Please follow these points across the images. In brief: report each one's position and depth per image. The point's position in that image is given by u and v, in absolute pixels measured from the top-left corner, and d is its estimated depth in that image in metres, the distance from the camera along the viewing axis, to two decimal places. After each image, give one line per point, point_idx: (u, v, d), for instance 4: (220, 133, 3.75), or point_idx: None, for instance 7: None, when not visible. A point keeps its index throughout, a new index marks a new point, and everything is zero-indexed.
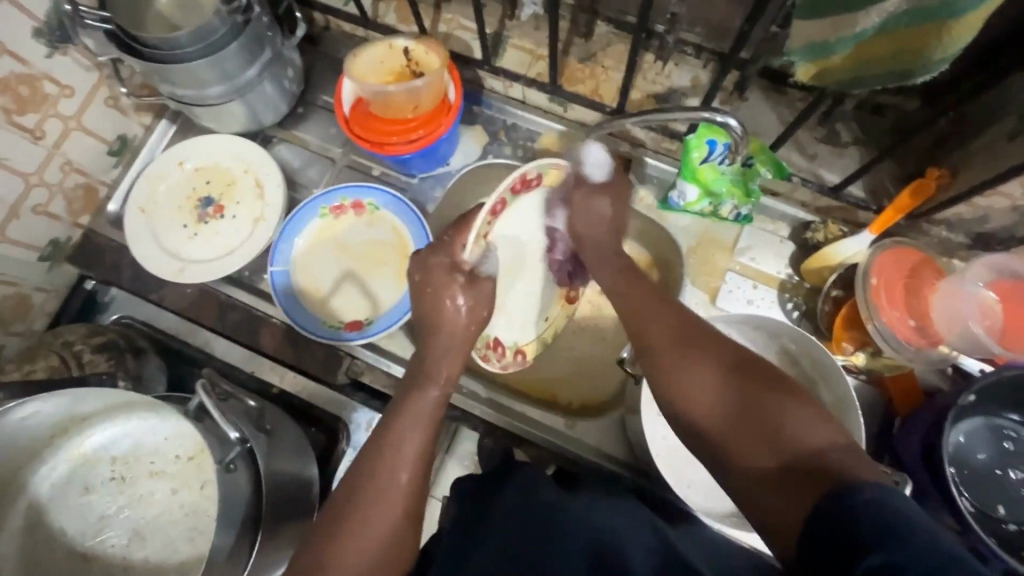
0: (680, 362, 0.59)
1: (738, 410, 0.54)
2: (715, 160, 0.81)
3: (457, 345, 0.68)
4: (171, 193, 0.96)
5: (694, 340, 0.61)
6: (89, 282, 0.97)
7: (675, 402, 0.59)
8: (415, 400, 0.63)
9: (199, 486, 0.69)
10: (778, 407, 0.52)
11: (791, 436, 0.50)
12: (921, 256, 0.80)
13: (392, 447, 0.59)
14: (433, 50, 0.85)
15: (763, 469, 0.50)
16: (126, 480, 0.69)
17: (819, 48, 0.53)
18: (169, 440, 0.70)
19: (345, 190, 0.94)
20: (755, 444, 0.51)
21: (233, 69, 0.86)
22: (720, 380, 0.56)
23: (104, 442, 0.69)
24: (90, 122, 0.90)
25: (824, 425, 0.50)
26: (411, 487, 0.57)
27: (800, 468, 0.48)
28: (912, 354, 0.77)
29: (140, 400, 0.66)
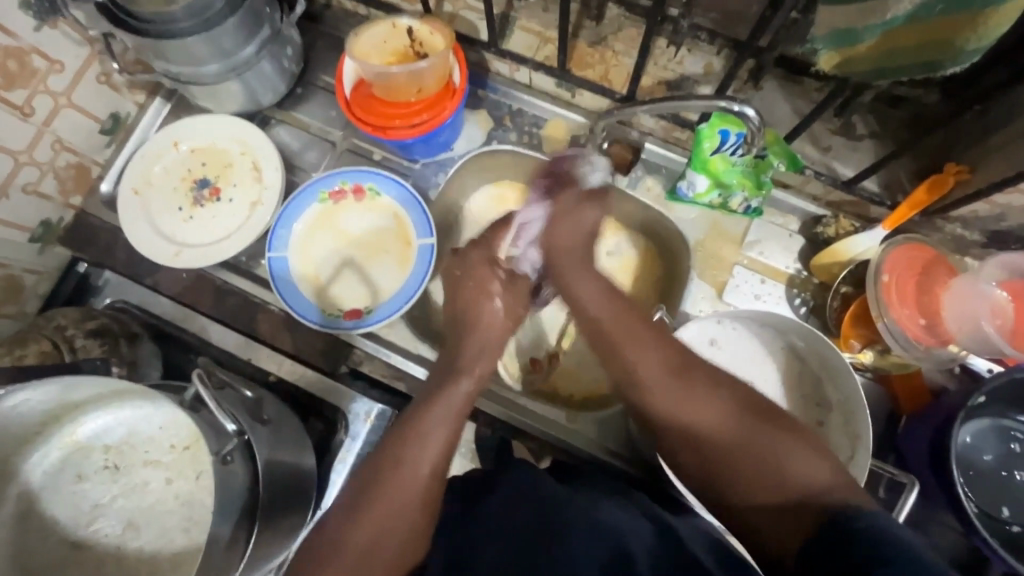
0: (682, 398, 0.60)
1: (744, 446, 0.56)
2: (727, 150, 0.79)
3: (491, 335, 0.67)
4: (165, 174, 0.94)
5: (690, 366, 0.62)
6: (81, 264, 0.94)
7: (678, 429, 0.60)
8: (447, 392, 0.62)
9: (195, 475, 0.68)
10: (779, 442, 0.55)
11: (794, 475, 0.53)
12: (934, 253, 0.79)
13: (420, 439, 0.59)
14: (438, 31, 0.81)
15: (767, 507, 0.53)
16: (120, 468, 0.68)
17: (845, 36, 0.51)
18: (165, 428, 0.68)
19: (346, 174, 0.91)
20: (760, 480, 0.54)
21: (230, 47, 0.83)
22: (722, 411, 0.58)
23: (98, 429, 0.68)
24: (81, 99, 0.87)
25: (821, 461, 0.54)
26: (431, 482, 0.57)
27: (803, 506, 0.51)
28: (921, 353, 0.76)
29: (134, 388, 0.65)
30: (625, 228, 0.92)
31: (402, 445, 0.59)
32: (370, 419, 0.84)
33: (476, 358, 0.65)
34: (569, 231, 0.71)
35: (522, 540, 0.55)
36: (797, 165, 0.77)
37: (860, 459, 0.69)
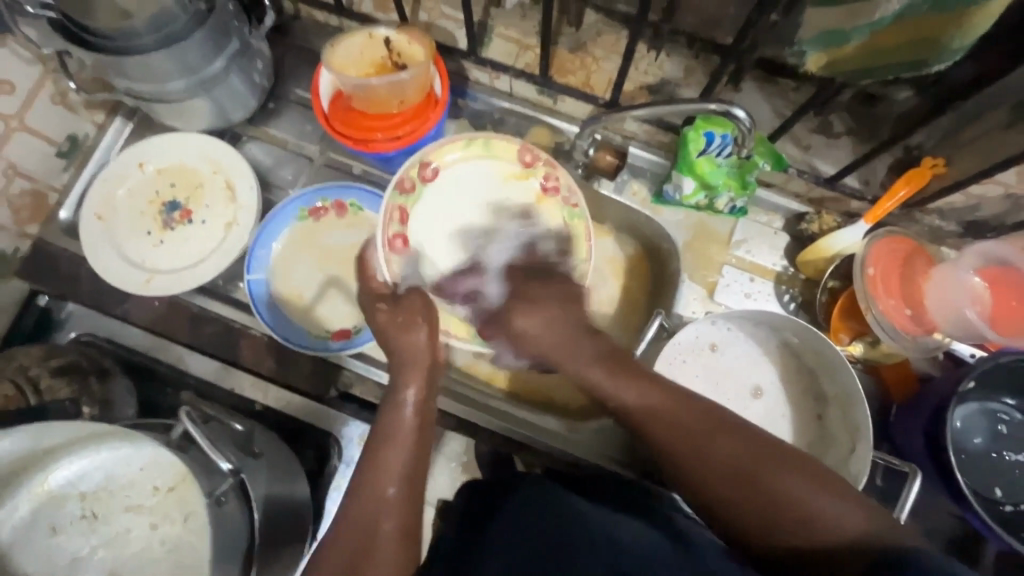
0: (687, 453, 0.54)
1: (758, 488, 0.51)
2: (713, 152, 0.79)
3: (420, 366, 0.64)
4: (131, 198, 0.89)
5: (692, 417, 0.55)
6: (41, 298, 0.88)
7: (687, 482, 0.55)
8: (394, 403, 0.61)
9: (182, 518, 0.63)
10: (801, 486, 0.50)
11: (820, 521, 0.48)
12: (914, 244, 0.81)
13: (379, 468, 0.56)
14: (417, 40, 0.79)
15: (788, 558, 0.49)
16: (98, 516, 0.63)
17: (834, 36, 0.52)
18: (145, 470, 0.64)
19: (325, 190, 0.88)
20: (779, 534, 0.49)
21: (196, 62, 0.79)
22: (729, 457, 0.53)
23: (70, 477, 0.62)
24: (35, 121, 0.82)
25: (850, 502, 0.48)
26: (400, 503, 0.54)
27: (829, 556, 0.47)
28: (907, 342, 0.78)
29: (112, 428, 0.61)
30: (611, 234, 0.91)
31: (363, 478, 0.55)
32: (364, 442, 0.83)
33: (419, 395, 0.62)
34: (535, 323, 0.64)
35: (536, 538, 0.53)
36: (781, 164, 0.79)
37: (863, 450, 0.70)
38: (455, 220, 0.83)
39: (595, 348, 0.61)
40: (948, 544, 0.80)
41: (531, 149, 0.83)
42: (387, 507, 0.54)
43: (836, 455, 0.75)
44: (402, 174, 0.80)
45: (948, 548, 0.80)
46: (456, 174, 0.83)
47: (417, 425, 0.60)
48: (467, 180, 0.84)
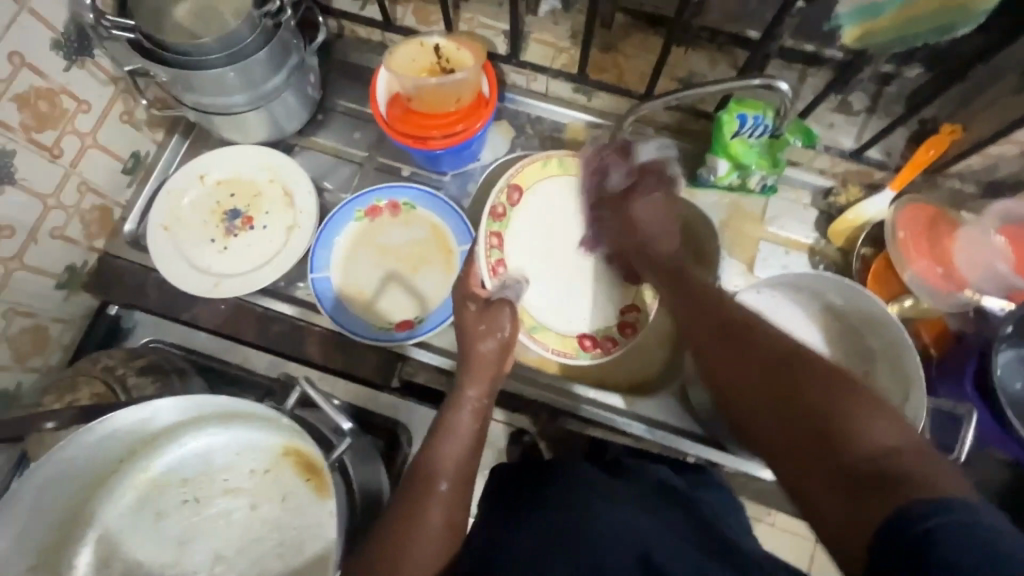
0: (734, 362, 0.57)
1: (784, 382, 0.52)
2: (746, 133, 0.86)
3: (485, 370, 0.71)
4: (195, 209, 0.93)
5: (739, 334, 0.59)
6: (110, 308, 0.92)
7: (726, 389, 0.57)
8: (456, 403, 0.68)
9: (280, 498, 0.66)
10: (834, 400, 0.47)
11: (848, 434, 0.45)
12: (936, 210, 0.86)
13: (443, 460, 0.62)
14: (465, 46, 0.86)
15: (804, 470, 0.46)
16: (201, 500, 0.65)
17: (868, 10, 0.59)
18: (241, 454, 0.66)
19: (380, 191, 0.93)
20: (791, 418, 0.49)
21: (260, 76, 0.84)
22: (767, 369, 0.54)
23: (171, 464, 0.65)
24: (106, 139, 0.86)
25: (886, 423, 0.45)
26: (451, 496, 0.59)
27: (831, 442, 0.46)
28: (941, 298, 0.84)
29: (213, 413, 0.64)
30: None
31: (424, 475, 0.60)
32: None
33: (482, 396, 0.69)
34: (661, 221, 0.83)
35: (550, 532, 0.53)
36: (814, 138, 0.83)
37: (915, 399, 0.75)
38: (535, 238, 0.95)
39: (670, 282, 0.75)
40: (998, 488, 0.84)
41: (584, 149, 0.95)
42: (442, 500, 0.58)
43: (890, 406, 0.79)
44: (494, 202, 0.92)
45: (998, 493, 0.84)
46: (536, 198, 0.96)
47: (473, 420, 0.67)
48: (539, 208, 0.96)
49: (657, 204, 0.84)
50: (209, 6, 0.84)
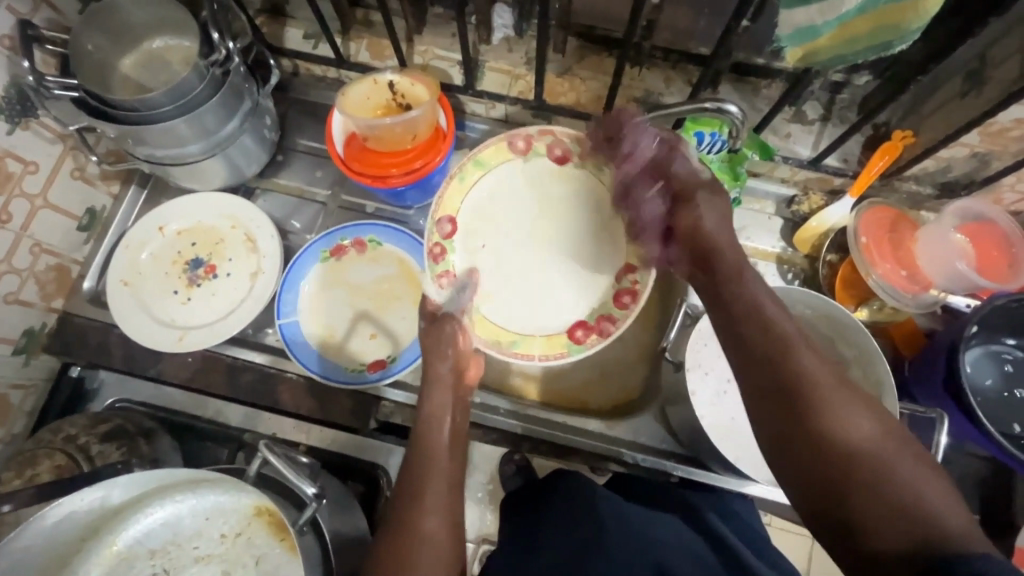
0: (823, 395, 0.51)
1: (870, 444, 0.48)
2: (705, 150, 0.86)
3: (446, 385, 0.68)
4: (156, 262, 0.91)
5: (835, 378, 0.53)
6: (73, 369, 0.89)
7: (800, 407, 0.51)
8: (432, 415, 0.66)
9: (253, 562, 0.64)
10: (905, 459, 0.47)
11: (913, 490, 0.45)
12: (898, 212, 0.88)
13: (428, 480, 0.59)
14: (419, 80, 0.85)
15: (853, 501, 0.46)
16: (170, 571, 0.64)
17: (806, 31, 0.59)
18: (211, 519, 0.64)
19: (344, 230, 0.92)
20: (843, 462, 0.48)
21: (213, 125, 0.83)
22: (856, 414, 0.49)
23: (138, 536, 0.64)
24: (57, 198, 0.84)
25: (942, 484, 0.46)
26: (445, 504, 0.58)
27: (875, 484, 0.46)
28: (909, 301, 0.84)
29: (176, 480, 0.62)
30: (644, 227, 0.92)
31: (414, 498, 0.58)
32: None
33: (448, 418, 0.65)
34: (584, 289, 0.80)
35: (578, 539, 0.60)
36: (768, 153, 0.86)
37: (887, 405, 0.75)
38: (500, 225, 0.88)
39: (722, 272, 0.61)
40: (979, 485, 0.84)
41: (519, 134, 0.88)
42: (434, 509, 0.57)
43: None
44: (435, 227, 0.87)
45: (980, 491, 0.84)
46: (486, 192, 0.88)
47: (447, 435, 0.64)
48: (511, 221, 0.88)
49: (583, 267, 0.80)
50: (158, 57, 0.84)
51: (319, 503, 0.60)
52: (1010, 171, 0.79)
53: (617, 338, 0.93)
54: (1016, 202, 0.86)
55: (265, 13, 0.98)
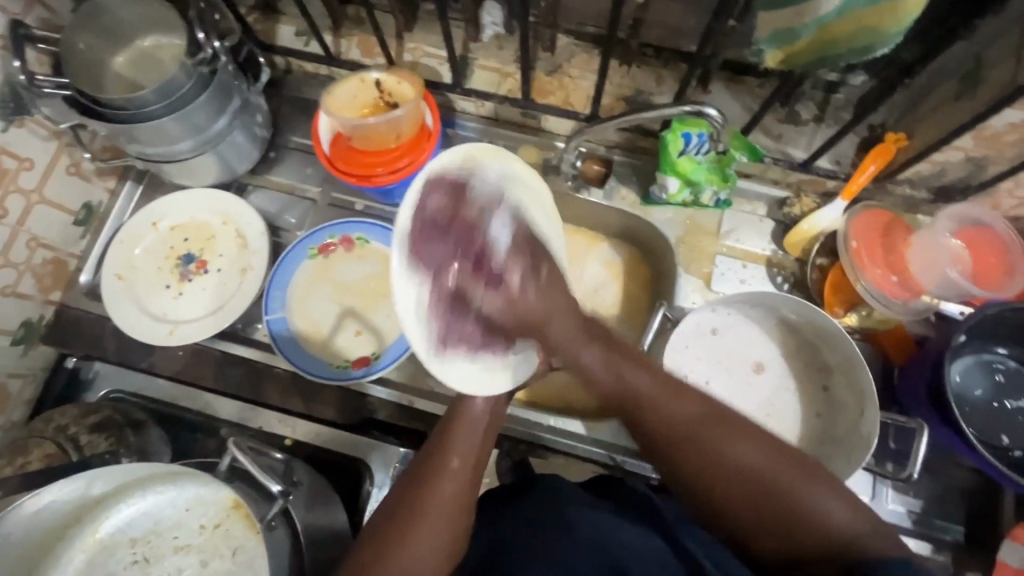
0: (714, 441, 0.61)
1: (766, 476, 0.59)
2: (692, 151, 0.85)
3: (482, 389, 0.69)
4: (149, 257, 0.93)
5: (711, 411, 0.62)
6: (70, 359, 0.92)
7: (709, 487, 0.60)
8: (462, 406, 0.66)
9: (230, 553, 0.66)
10: (805, 483, 0.58)
11: (817, 513, 0.57)
12: (891, 216, 0.86)
13: (429, 516, 0.60)
14: (405, 79, 0.85)
15: (756, 522, 0.59)
16: (150, 559, 0.66)
17: (786, 34, 0.58)
18: (190, 510, 0.66)
19: (332, 228, 0.93)
20: (757, 508, 0.59)
21: (202, 122, 0.84)
22: (753, 443, 0.60)
23: (120, 525, 0.66)
24: (54, 193, 0.86)
25: (841, 501, 0.57)
26: (457, 497, 0.62)
27: (766, 503, 0.58)
28: (900, 308, 0.82)
29: (157, 471, 0.64)
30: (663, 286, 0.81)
31: (405, 528, 0.59)
32: (395, 465, 0.83)
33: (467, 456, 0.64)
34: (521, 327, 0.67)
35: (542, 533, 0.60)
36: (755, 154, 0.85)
37: (869, 412, 0.74)
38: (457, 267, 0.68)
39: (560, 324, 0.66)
40: (965, 495, 0.83)
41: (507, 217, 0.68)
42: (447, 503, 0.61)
43: (848, 420, 0.78)
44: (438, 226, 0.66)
45: (965, 501, 0.83)
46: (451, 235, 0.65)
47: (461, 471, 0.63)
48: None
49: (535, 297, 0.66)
50: (149, 55, 0.85)
51: (285, 498, 0.65)
52: (1008, 175, 0.76)
53: None
54: (1015, 208, 0.83)
55: (258, 10, 0.99)
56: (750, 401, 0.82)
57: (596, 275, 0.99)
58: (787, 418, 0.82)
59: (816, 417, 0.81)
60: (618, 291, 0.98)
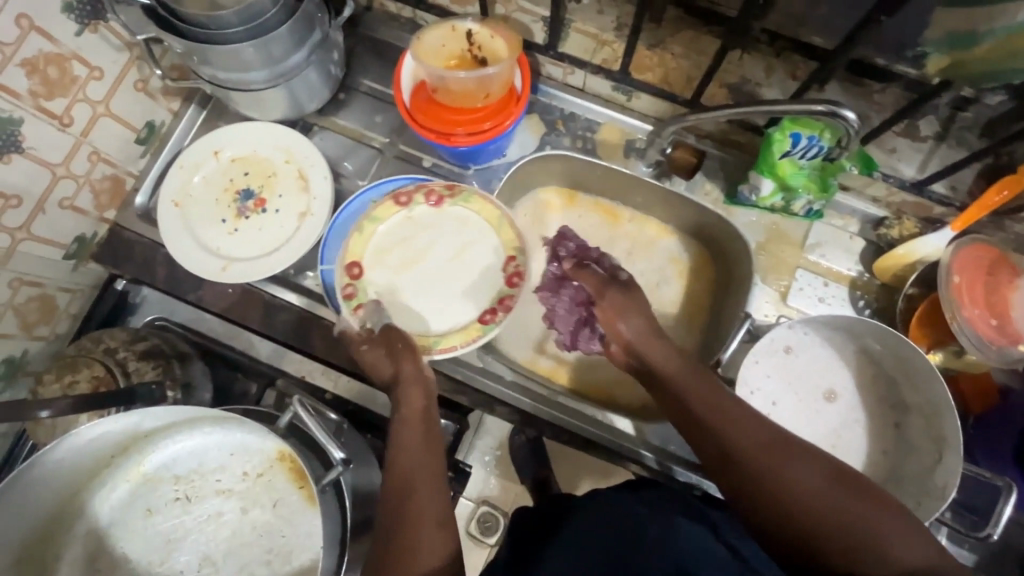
0: (780, 462, 0.56)
1: (833, 499, 0.54)
2: (797, 154, 0.78)
3: (415, 388, 0.67)
4: (207, 187, 0.90)
5: (775, 437, 0.58)
6: (118, 282, 0.90)
7: (775, 495, 0.55)
8: (400, 412, 0.65)
9: (271, 504, 0.65)
10: (874, 514, 0.53)
11: (893, 554, 0.50)
12: (997, 254, 0.79)
13: (413, 513, 0.56)
14: (499, 34, 0.79)
15: (826, 544, 0.52)
16: (190, 499, 0.65)
17: (962, 37, 0.59)
18: (235, 455, 0.65)
19: (400, 182, 0.89)
20: (830, 530, 0.52)
21: (280, 53, 0.79)
22: (819, 469, 0.56)
23: (165, 460, 0.65)
24: (119, 108, 0.83)
25: (922, 539, 0.52)
26: (435, 490, 0.58)
27: (863, 547, 0.51)
28: (994, 354, 0.75)
29: (206, 413, 0.63)
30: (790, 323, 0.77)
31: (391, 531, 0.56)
32: None
33: (411, 436, 0.63)
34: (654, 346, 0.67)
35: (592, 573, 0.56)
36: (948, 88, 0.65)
37: (950, 463, 0.68)
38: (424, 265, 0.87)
39: (684, 368, 0.65)
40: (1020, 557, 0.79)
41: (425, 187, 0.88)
42: (430, 498, 0.58)
43: (919, 465, 0.73)
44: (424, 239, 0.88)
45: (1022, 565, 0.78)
46: (389, 233, 0.87)
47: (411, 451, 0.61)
48: (443, 237, 0.88)
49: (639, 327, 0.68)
50: None
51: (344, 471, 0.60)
52: None
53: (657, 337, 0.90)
54: None
55: None
56: (815, 428, 0.78)
57: (478, 256, 0.87)
58: (852, 452, 0.78)
59: (881, 455, 0.77)
60: (505, 266, 0.86)
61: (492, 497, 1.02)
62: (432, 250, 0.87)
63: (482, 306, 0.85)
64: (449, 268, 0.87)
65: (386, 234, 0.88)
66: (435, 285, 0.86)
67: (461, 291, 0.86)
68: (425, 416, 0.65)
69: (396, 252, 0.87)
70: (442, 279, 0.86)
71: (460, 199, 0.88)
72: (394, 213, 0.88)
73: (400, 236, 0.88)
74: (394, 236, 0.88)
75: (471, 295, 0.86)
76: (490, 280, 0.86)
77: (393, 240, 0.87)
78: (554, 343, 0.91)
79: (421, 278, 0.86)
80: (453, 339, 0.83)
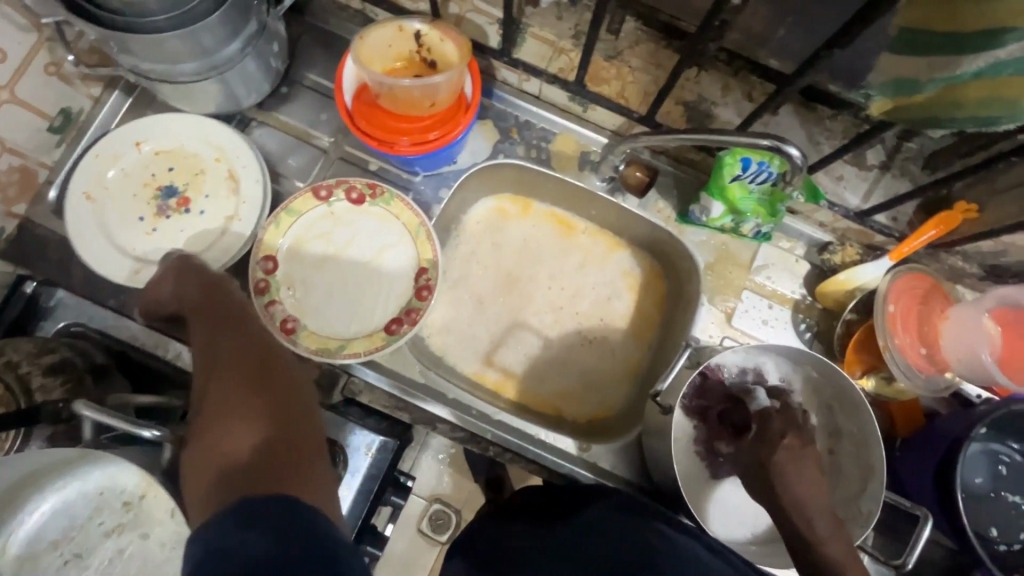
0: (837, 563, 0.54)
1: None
2: (746, 178, 0.78)
3: (194, 282, 0.71)
4: (126, 181, 0.84)
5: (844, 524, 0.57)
6: (29, 283, 0.79)
7: None
8: (193, 300, 0.69)
9: (169, 513, 0.58)
10: None
11: None
12: (932, 283, 0.81)
13: (228, 350, 0.62)
14: (449, 37, 0.75)
15: None
16: (84, 552, 0.57)
17: (907, 83, 0.53)
18: (102, 490, 0.58)
19: (357, 181, 0.85)
20: None
21: (210, 45, 0.73)
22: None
23: (31, 532, 0.56)
24: (26, 94, 0.75)
25: None
26: (240, 330, 0.65)
27: None
28: (922, 381, 0.78)
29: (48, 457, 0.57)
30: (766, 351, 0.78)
31: (219, 420, 0.53)
32: (372, 452, 0.77)
33: (204, 317, 0.67)
34: (795, 463, 0.59)
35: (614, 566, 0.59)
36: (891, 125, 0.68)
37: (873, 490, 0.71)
38: (339, 264, 0.86)
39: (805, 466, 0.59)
40: (932, 569, 0.82)
41: (355, 184, 0.85)
42: (237, 337, 0.63)
43: (846, 491, 0.75)
44: (336, 235, 0.86)
45: None
46: (305, 226, 0.85)
47: (236, 350, 0.62)
48: (361, 236, 0.87)
49: (793, 455, 0.59)
50: None
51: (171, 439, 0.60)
52: None
53: (605, 350, 0.90)
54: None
55: None
56: None
57: (394, 261, 0.86)
58: None
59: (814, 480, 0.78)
60: (416, 278, 0.85)
61: (444, 494, 1.01)
62: (347, 249, 0.86)
63: (390, 314, 0.84)
64: (361, 275, 0.85)
65: (303, 226, 0.85)
66: (343, 290, 0.85)
67: (371, 299, 0.84)
68: (209, 294, 0.69)
69: (312, 246, 0.85)
70: (350, 285, 0.85)
71: (379, 202, 0.86)
72: (315, 206, 0.85)
73: (317, 229, 0.86)
74: (313, 228, 0.85)
75: (383, 303, 0.85)
76: (397, 288, 0.85)
77: (312, 232, 0.85)
78: (501, 355, 0.90)
79: (334, 278, 0.85)
80: (356, 346, 0.82)
